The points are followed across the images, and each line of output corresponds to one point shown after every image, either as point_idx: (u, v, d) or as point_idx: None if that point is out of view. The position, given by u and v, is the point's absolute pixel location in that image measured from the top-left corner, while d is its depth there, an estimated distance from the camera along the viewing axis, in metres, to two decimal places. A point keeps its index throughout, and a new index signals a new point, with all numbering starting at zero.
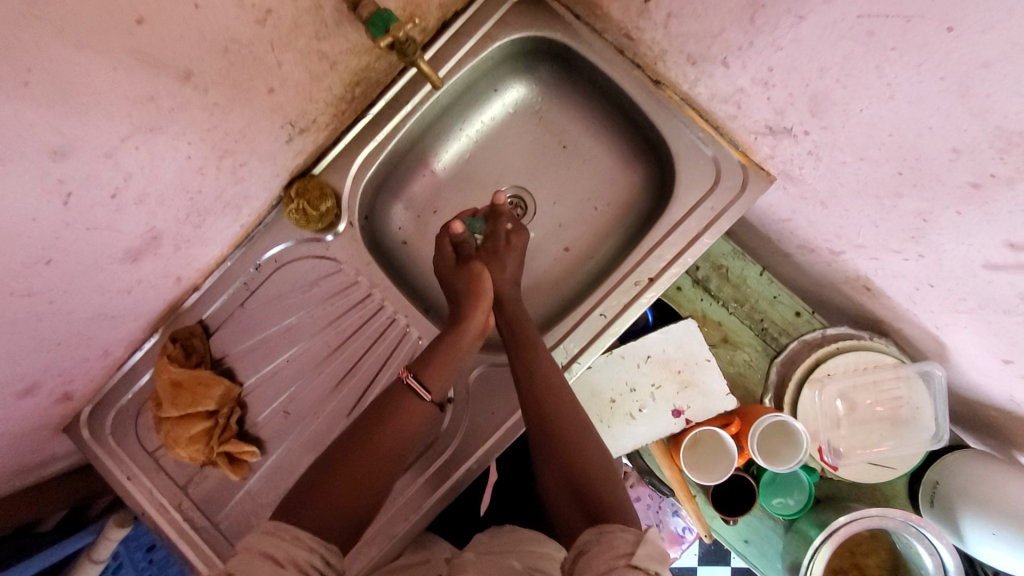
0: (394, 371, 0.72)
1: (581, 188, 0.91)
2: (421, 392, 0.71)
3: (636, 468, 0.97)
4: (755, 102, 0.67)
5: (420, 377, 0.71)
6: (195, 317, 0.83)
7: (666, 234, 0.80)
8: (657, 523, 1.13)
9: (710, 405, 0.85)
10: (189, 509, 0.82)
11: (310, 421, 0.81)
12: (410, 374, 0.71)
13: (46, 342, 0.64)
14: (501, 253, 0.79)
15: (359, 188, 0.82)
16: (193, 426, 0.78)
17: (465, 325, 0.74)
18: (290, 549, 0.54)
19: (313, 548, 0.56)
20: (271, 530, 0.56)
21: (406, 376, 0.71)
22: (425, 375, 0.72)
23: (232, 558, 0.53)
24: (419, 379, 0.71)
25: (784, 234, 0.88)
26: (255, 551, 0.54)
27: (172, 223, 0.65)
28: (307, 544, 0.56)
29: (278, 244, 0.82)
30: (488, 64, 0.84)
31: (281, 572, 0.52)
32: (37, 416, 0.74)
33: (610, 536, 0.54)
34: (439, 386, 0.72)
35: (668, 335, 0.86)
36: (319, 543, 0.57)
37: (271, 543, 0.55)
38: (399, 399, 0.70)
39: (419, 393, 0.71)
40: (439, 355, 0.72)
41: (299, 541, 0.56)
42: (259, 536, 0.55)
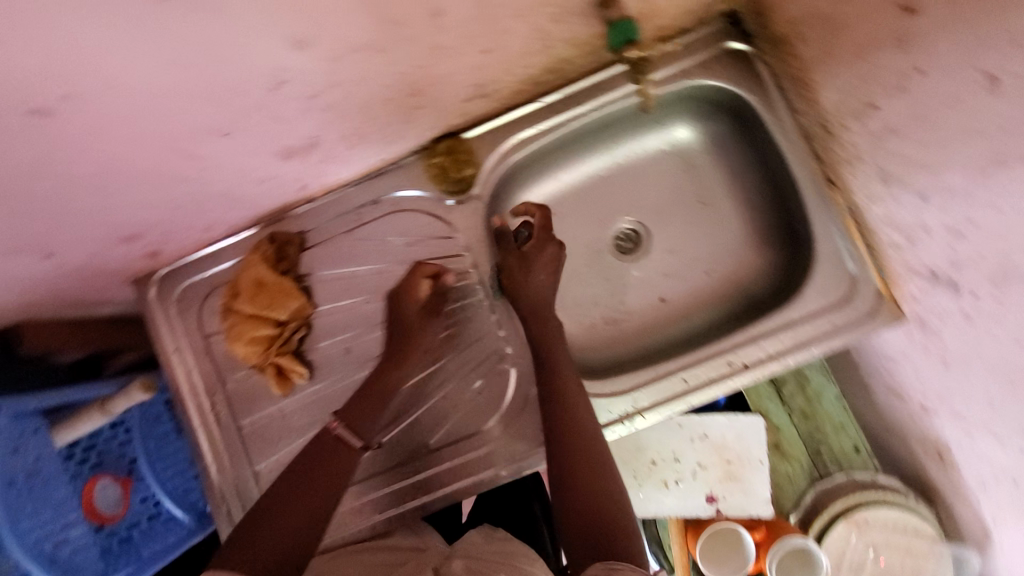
0: (334, 427, 0.70)
1: (702, 248, 0.89)
2: (352, 441, 0.70)
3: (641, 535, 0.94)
4: (934, 245, 0.65)
5: (348, 424, 0.71)
6: (297, 227, 0.82)
7: (777, 328, 0.78)
8: None
9: (745, 503, 0.83)
10: (219, 402, 0.81)
11: (344, 371, 0.81)
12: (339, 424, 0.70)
13: (172, 203, 0.63)
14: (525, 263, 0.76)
15: (501, 166, 0.81)
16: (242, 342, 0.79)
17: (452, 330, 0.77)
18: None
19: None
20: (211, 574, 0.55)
21: (337, 427, 0.70)
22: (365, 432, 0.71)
23: None
24: (349, 428, 0.70)
25: (882, 372, 0.85)
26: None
27: (333, 137, 0.64)
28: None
29: (403, 189, 0.81)
30: (669, 98, 0.82)
31: None
32: (122, 262, 0.74)
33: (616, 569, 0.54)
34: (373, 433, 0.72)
35: (733, 422, 0.84)
36: None
37: None
38: (325, 448, 0.69)
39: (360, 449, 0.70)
40: (368, 401, 0.72)
41: None
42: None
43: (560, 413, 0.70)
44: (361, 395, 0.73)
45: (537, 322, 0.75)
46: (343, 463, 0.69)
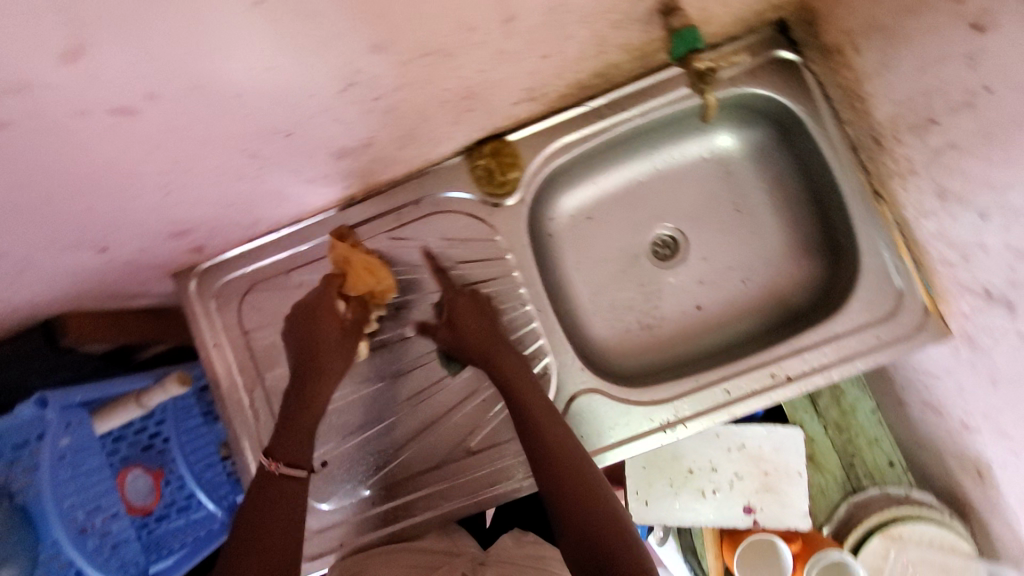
0: (273, 466, 0.69)
1: (740, 258, 0.88)
2: (296, 472, 0.69)
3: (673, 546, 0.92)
4: (988, 262, 0.64)
5: (288, 460, 0.70)
6: (339, 225, 0.82)
7: (818, 342, 0.77)
8: None
9: (782, 516, 0.82)
10: (257, 398, 0.82)
11: (360, 384, 0.82)
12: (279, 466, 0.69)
13: (225, 200, 0.63)
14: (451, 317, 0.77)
15: (543, 171, 0.81)
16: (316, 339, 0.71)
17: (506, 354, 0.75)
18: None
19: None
20: None
21: (277, 467, 0.69)
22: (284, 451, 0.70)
23: None
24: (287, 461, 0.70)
25: (921, 387, 0.84)
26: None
27: (385, 139, 0.64)
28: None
29: (446, 190, 0.81)
30: (714, 106, 0.81)
31: None
32: (167, 257, 0.74)
33: None
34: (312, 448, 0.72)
35: (770, 435, 0.84)
36: None
37: None
38: (266, 485, 0.69)
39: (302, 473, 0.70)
40: (294, 401, 0.71)
41: None
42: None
43: (540, 439, 0.70)
44: (287, 429, 0.71)
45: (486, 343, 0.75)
46: (287, 494, 0.69)
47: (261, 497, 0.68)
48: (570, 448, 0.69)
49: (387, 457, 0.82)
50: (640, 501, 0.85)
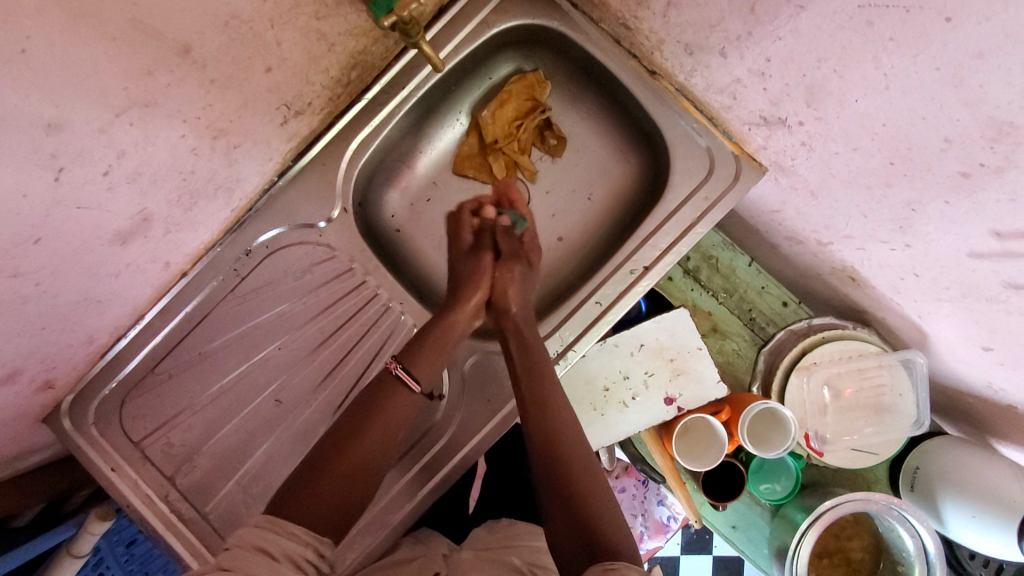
0: (393, 366, 0.72)
1: (575, 178, 0.92)
2: (413, 386, 0.71)
3: (628, 457, 0.98)
4: (751, 93, 0.68)
5: (410, 368, 0.72)
6: (182, 306, 0.80)
7: (660, 223, 0.81)
8: (643, 513, 1.16)
9: (700, 392, 0.86)
10: (176, 500, 0.80)
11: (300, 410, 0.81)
12: (399, 366, 0.72)
13: (30, 330, 0.61)
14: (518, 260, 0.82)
15: (353, 174, 0.82)
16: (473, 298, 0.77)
17: (454, 317, 0.76)
18: (285, 545, 0.54)
19: (307, 542, 0.56)
20: (265, 523, 0.56)
21: (395, 368, 0.72)
22: (421, 373, 0.72)
23: (224, 553, 0.52)
24: (407, 369, 0.72)
25: (774, 225, 0.89)
26: (245, 544, 0.53)
27: (163, 205, 0.63)
28: (301, 538, 0.56)
29: (270, 230, 0.80)
30: (483, 52, 0.84)
31: (276, 565, 0.52)
32: (17, 406, 0.72)
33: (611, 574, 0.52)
34: (427, 375, 0.73)
35: (661, 323, 0.87)
36: (313, 538, 0.57)
37: (263, 538, 0.54)
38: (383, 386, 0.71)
39: (413, 391, 0.72)
40: (429, 347, 0.74)
41: (293, 535, 0.56)
42: (252, 530, 0.55)
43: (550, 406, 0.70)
44: (434, 342, 0.74)
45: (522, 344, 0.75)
46: (396, 401, 0.70)
47: (374, 400, 0.70)
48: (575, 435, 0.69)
49: None
50: None
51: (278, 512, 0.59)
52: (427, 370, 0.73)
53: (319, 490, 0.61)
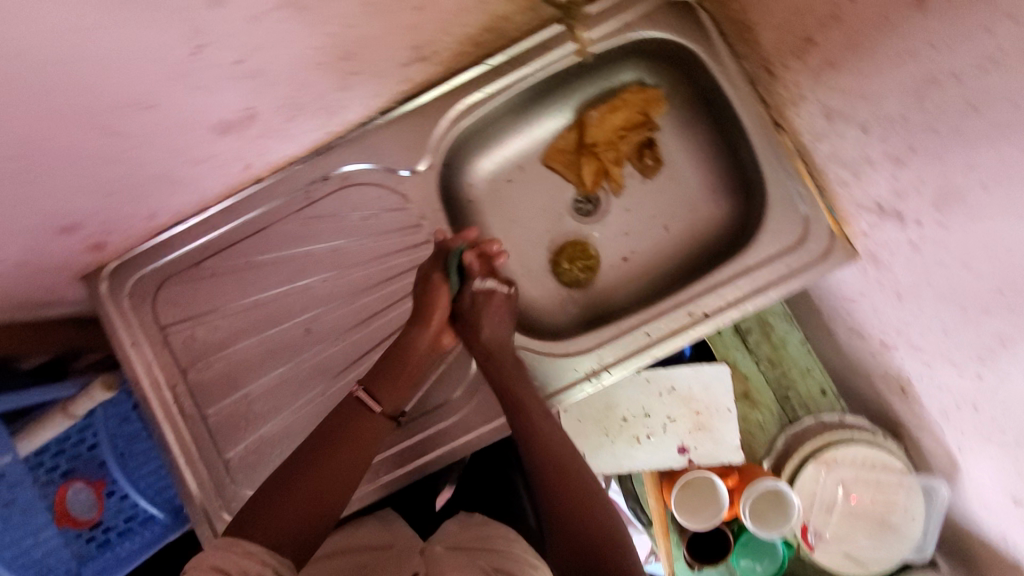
0: (355, 390, 0.72)
1: (658, 204, 0.91)
2: (371, 405, 0.71)
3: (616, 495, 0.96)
4: (877, 177, 0.66)
5: (371, 389, 0.72)
6: (247, 210, 0.80)
7: (734, 275, 0.79)
8: None
9: (716, 452, 0.84)
10: (182, 394, 0.80)
11: (322, 347, 0.80)
12: (362, 388, 0.72)
13: (108, 188, 0.61)
14: (489, 310, 0.75)
15: (452, 133, 0.80)
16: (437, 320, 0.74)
17: (415, 339, 0.74)
18: (243, 563, 0.54)
19: (268, 563, 0.56)
20: (225, 544, 0.56)
21: (355, 391, 0.72)
22: (383, 396, 0.72)
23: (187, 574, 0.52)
24: (370, 392, 0.72)
25: (840, 315, 0.87)
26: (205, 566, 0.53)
27: (271, 108, 0.62)
28: (262, 559, 0.56)
29: (351, 163, 0.79)
30: (616, 52, 0.82)
31: None
32: (67, 257, 0.72)
33: None
34: (392, 401, 0.73)
35: (699, 373, 0.85)
36: (272, 557, 0.57)
37: (223, 557, 0.54)
38: (348, 411, 0.71)
39: (376, 413, 0.72)
40: (389, 368, 0.73)
41: (252, 555, 0.56)
42: (210, 551, 0.55)
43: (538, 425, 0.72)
44: (390, 364, 0.73)
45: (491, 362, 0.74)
46: (370, 424, 0.71)
47: (341, 419, 0.71)
48: (573, 458, 0.72)
49: None
50: None
51: (243, 535, 0.60)
52: (393, 395, 0.73)
53: (281, 506, 0.63)
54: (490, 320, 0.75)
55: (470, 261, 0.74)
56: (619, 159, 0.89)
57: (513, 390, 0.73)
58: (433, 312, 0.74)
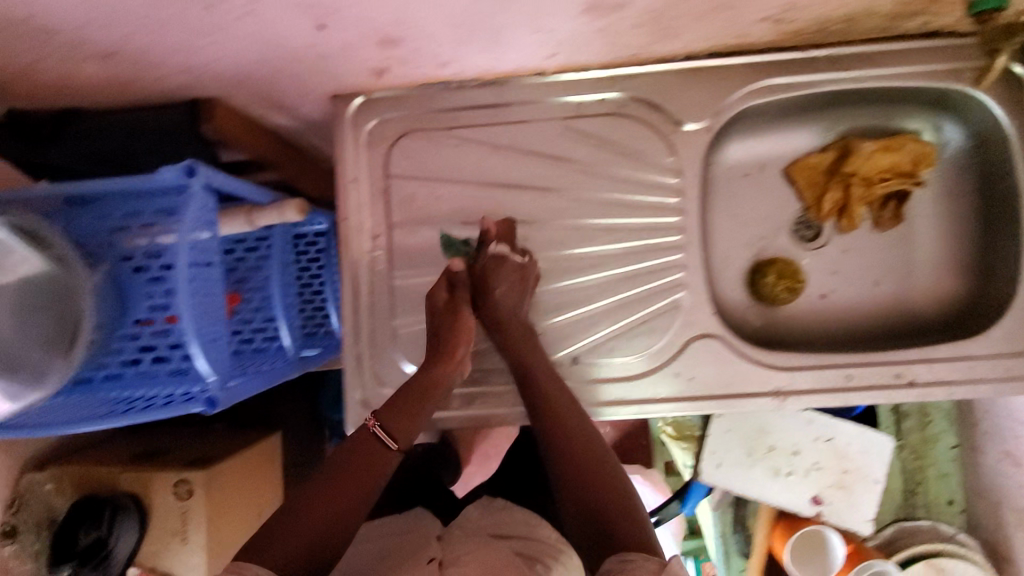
0: (371, 423, 0.70)
1: (877, 260, 0.89)
2: (389, 442, 0.70)
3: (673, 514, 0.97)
4: None
5: (388, 424, 0.70)
6: (517, 99, 0.79)
7: (955, 355, 0.76)
8: None
9: (847, 517, 0.81)
10: (381, 244, 0.79)
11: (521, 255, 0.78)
12: (378, 421, 0.70)
13: (468, 13, 0.60)
14: (500, 271, 0.75)
15: (745, 105, 0.79)
16: (464, 332, 0.74)
17: (436, 373, 0.73)
18: None
19: None
20: (232, 567, 0.56)
21: (372, 424, 0.70)
22: (400, 432, 0.70)
23: None
24: (387, 427, 0.70)
25: (1008, 435, 0.83)
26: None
27: (644, 4, 0.62)
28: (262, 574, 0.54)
29: (633, 94, 0.78)
30: (928, 96, 0.82)
31: None
32: (353, 67, 0.71)
33: (632, 565, 0.55)
34: (405, 436, 0.71)
35: (862, 435, 0.81)
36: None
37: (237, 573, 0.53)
38: (350, 446, 0.69)
39: (394, 450, 0.70)
40: (404, 404, 0.71)
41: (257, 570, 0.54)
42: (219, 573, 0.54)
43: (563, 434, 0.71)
44: (404, 402, 0.72)
45: (518, 363, 0.74)
46: (376, 456, 0.69)
47: (353, 448, 0.69)
48: (596, 456, 0.69)
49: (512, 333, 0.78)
50: (712, 463, 0.82)
51: (248, 556, 0.57)
52: (407, 434, 0.71)
53: (296, 518, 0.61)
54: (506, 282, 0.75)
55: (489, 226, 0.75)
56: (866, 201, 0.87)
57: (542, 396, 0.72)
58: (451, 334, 0.74)
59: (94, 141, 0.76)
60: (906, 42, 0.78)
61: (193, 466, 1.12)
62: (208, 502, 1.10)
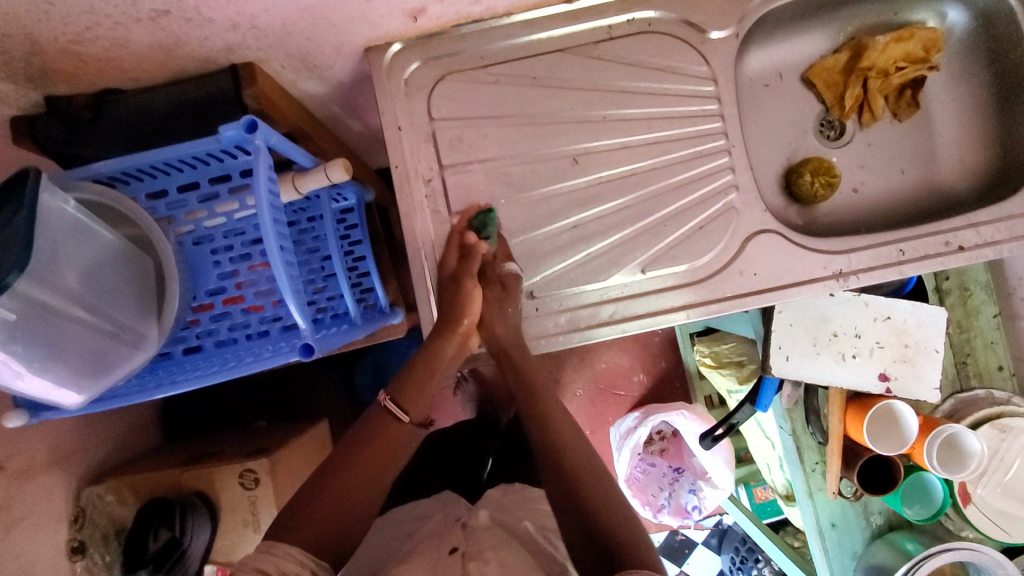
0: (384, 399, 0.75)
1: (903, 147, 0.92)
2: (400, 415, 0.75)
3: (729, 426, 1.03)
4: None
5: (399, 399, 0.76)
6: (547, 29, 0.81)
7: (995, 217, 0.81)
8: (670, 492, 1.34)
9: (913, 386, 0.86)
10: (435, 188, 0.80)
11: (574, 181, 0.80)
12: (388, 398, 0.76)
13: None
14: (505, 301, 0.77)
15: (765, 9, 0.83)
16: (434, 371, 0.77)
17: (440, 346, 0.78)
18: (280, 563, 0.58)
19: (303, 564, 0.59)
20: (262, 548, 0.60)
21: (384, 399, 0.75)
22: (411, 407, 0.76)
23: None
24: (398, 402, 0.76)
25: None
26: (249, 567, 0.57)
27: None
28: (297, 560, 0.59)
29: (661, 10, 0.80)
30: None
31: None
32: (393, 11, 0.72)
33: None
34: (417, 409, 0.77)
35: (917, 309, 0.86)
36: (308, 559, 0.60)
37: (264, 560, 0.58)
38: (375, 417, 0.75)
39: (405, 422, 0.75)
40: (413, 380, 0.77)
41: (289, 557, 0.59)
42: (250, 558, 0.58)
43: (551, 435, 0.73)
44: (419, 374, 0.77)
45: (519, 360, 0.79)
46: (392, 438, 0.74)
47: (372, 428, 0.74)
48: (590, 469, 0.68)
49: (576, 256, 0.80)
50: (782, 356, 0.85)
51: (278, 536, 0.62)
52: (420, 406, 0.77)
53: (306, 513, 0.65)
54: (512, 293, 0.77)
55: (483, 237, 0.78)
56: (887, 93, 0.91)
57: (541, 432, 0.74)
58: (437, 350, 0.78)
59: (135, 128, 0.73)
60: None
61: (255, 454, 1.03)
62: (277, 489, 1.01)
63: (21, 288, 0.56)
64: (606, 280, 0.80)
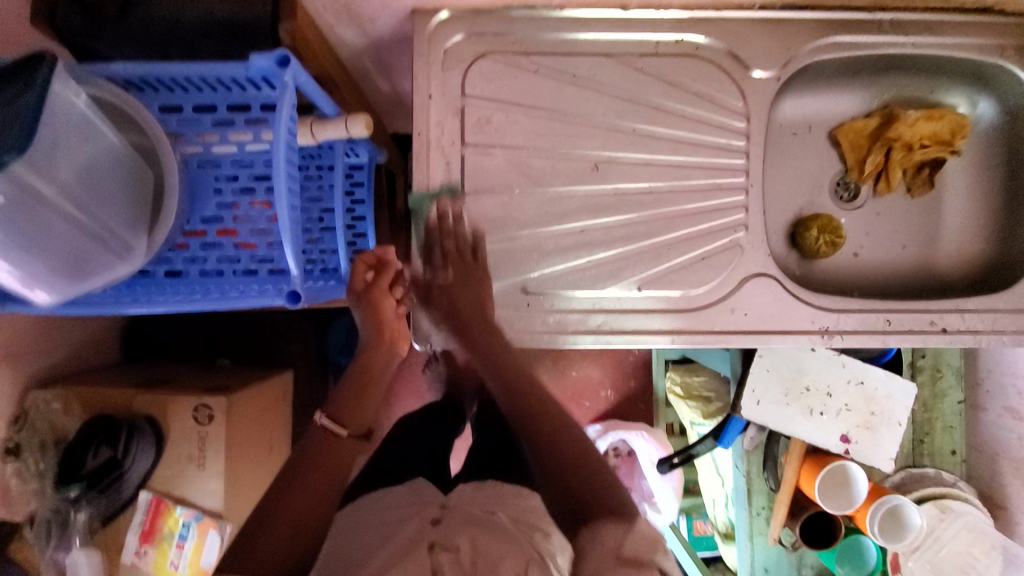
0: (318, 417, 0.70)
1: (909, 222, 0.94)
2: (337, 429, 0.69)
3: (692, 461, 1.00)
4: None
5: (333, 415, 0.71)
6: (597, 31, 0.80)
7: (981, 307, 0.83)
8: None
9: (870, 452, 0.88)
10: (452, 164, 0.79)
11: (590, 187, 0.80)
12: (323, 416, 0.71)
13: None
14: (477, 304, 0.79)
15: (810, 59, 0.83)
16: (368, 381, 0.75)
17: (371, 359, 0.76)
18: None
19: None
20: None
21: (319, 417, 0.70)
22: (346, 418, 0.71)
23: None
24: (333, 418, 0.71)
25: (1008, 389, 0.92)
26: None
27: None
28: None
29: (712, 37, 0.81)
30: (974, 69, 0.87)
31: None
32: None
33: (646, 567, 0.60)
34: (357, 420, 0.72)
35: (890, 381, 0.88)
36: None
37: None
38: (316, 440, 0.69)
39: (343, 434, 0.69)
40: (348, 392, 0.74)
41: None
42: None
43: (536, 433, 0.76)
44: (354, 389, 0.74)
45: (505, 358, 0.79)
46: (339, 452, 0.68)
47: (306, 449, 0.68)
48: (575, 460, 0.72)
49: (577, 260, 0.80)
50: (753, 400, 0.86)
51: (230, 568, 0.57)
52: (356, 417, 0.72)
53: (255, 544, 0.59)
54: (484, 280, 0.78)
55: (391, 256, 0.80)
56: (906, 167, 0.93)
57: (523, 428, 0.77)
58: (371, 363, 0.76)
59: (161, 38, 0.70)
60: (958, 13, 0.83)
61: (212, 390, 1.01)
62: (228, 429, 0.99)
63: (16, 171, 0.54)
64: (602, 289, 0.80)
